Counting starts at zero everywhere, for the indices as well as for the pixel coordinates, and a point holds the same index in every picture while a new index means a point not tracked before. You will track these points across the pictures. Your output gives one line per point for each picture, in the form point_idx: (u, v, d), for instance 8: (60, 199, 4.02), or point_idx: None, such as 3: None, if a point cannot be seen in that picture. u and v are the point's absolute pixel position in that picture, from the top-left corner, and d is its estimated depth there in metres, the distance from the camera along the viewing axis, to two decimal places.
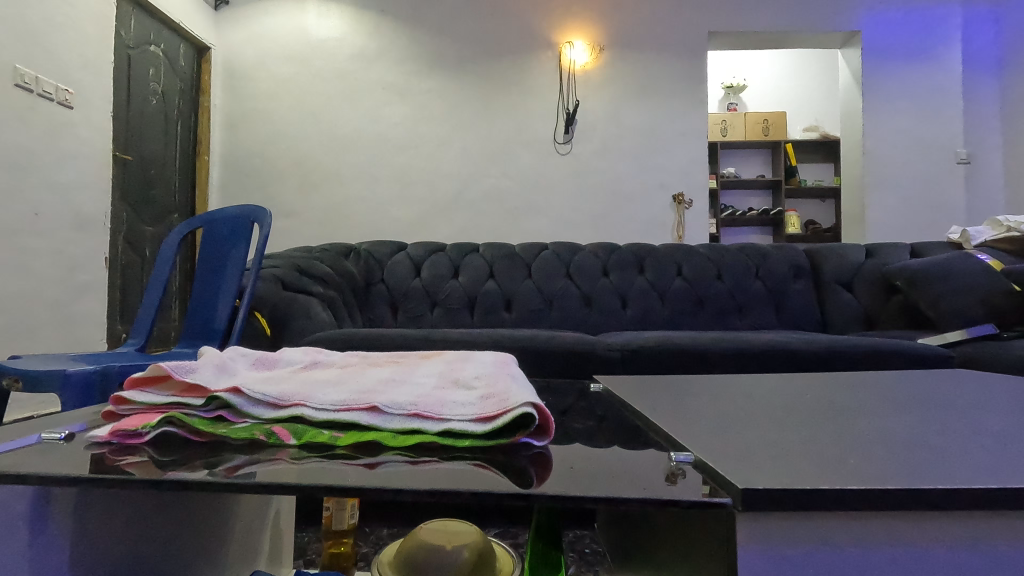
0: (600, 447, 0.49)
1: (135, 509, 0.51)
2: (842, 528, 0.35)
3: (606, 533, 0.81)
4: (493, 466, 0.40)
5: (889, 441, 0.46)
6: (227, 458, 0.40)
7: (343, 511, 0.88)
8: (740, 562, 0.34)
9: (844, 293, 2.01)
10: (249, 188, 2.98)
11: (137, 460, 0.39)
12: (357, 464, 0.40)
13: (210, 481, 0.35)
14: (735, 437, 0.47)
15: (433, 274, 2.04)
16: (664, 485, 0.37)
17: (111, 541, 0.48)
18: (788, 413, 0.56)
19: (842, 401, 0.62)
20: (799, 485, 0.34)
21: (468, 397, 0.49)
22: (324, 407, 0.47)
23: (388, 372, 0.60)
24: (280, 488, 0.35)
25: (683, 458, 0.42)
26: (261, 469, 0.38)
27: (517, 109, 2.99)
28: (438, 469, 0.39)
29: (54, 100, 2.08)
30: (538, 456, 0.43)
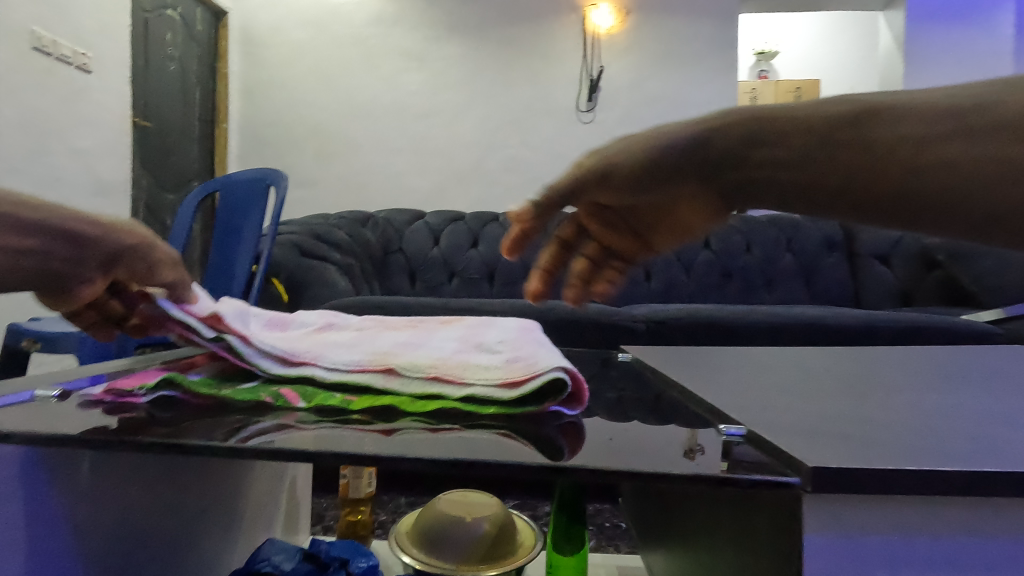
0: (636, 417, 0.44)
1: (143, 472, 0.48)
2: (929, 517, 0.30)
3: (633, 508, 0.78)
4: (520, 436, 0.36)
5: (964, 417, 0.41)
6: (233, 420, 0.37)
7: (360, 480, 0.86)
8: (806, 552, 0.30)
9: (880, 266, 1.93)
10: (268, 157, 2.96)
11: (134, 421, 0.36)
12: (372, 430, 0.36)
13: (208, 446, 0.32)
14: (785, 410, 0.42)
15: (452, 244, 2.00)
16: (716, 459, 0.33)
17: (114, 505, 0.46)
18: (848, 388, 0.50)
19: (904, 376, 0.56)
20: (878, 466, 0.30)
21: (492, 361, 0.46)
22: (337, 367, 0.43)
23: (405, 334, 0.56)
24: (287, 455, 0.31)
25: (733, 431, 0.38)
26: (268, 434, 0.34)
27: (538, 76, 2.89)
28: (460, 438, 0.35)
29: (72, 64, 2.06)
30: (568, 426, 0.39)
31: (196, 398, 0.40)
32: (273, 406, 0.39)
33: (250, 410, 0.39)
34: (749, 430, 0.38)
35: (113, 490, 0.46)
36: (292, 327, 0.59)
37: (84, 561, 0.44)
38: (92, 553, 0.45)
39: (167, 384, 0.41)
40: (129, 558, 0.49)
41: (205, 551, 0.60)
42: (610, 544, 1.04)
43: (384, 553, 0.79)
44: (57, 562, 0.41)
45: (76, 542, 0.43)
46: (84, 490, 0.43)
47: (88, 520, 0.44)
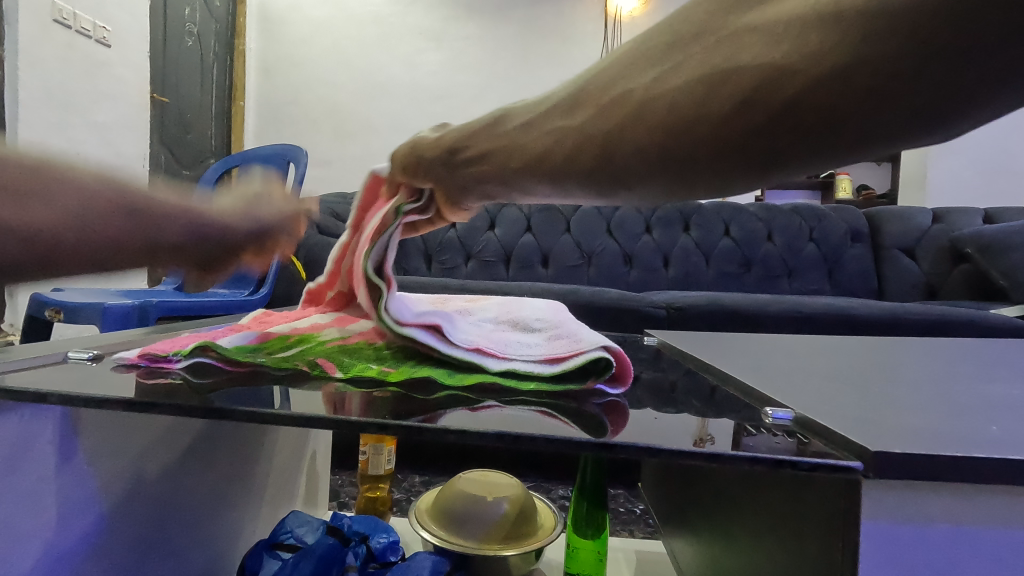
0: (675, 400, 0.43)
1: (165, 439, 0.48)
2: (997, 505, 0.29)
3: (656, 494, 0.77)
4: (563, 415, 0.35)
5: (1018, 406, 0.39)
6: (272, 388, 0.36)
7: (380, 456, 0.83)
8: (863, 539, 0.29)
9: (904, 258, 1.90)
10: (284, 135, 2.95)
11: (174, 385, 0.35)
12: (412, 402, 0.35)
13: (246, 411, 0.31)
14: (831, 398, 0.41)
15: (469, 226, 1.98)
16: (771, 444, 0.31)
17: (140, 468, 0.46)
18: (894, 376, 0.49)
19: (949, 365, 0.54)
20: (944, 454, 0.28)
21: (531, 338, 0.45)
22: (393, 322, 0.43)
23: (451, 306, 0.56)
24: (327, 423, 0.30)
25: (781, 415, 0.37)
26: (309, 401, 0.34)
27: (558, 58, 2.84)
28: (502, 414, 0.34)
29: (92, 38, 2.04)
30: (610, 404, 0.38)
31: (230, 366, 0.40)
32: (312, 375, 0.39)
33: (288, 378, 0.38)
34: (797, 413, 0.36)
35: (138, 453, 0.46)
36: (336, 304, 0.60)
37: (113, 524, 0.44)
38: (120, 516, 0.45)
39: (203, 352, 0.40)
40: (156, 522, 0.49)
41: (228, 521, 0.60)
42: (626, 529, 1.03)
43: (404, 529, 0.79)
44: (87, 522, 0.41)
45: (106, 504, 0.43)
46: (110, 452, 0.43)
47: (117, 482, 0.44)
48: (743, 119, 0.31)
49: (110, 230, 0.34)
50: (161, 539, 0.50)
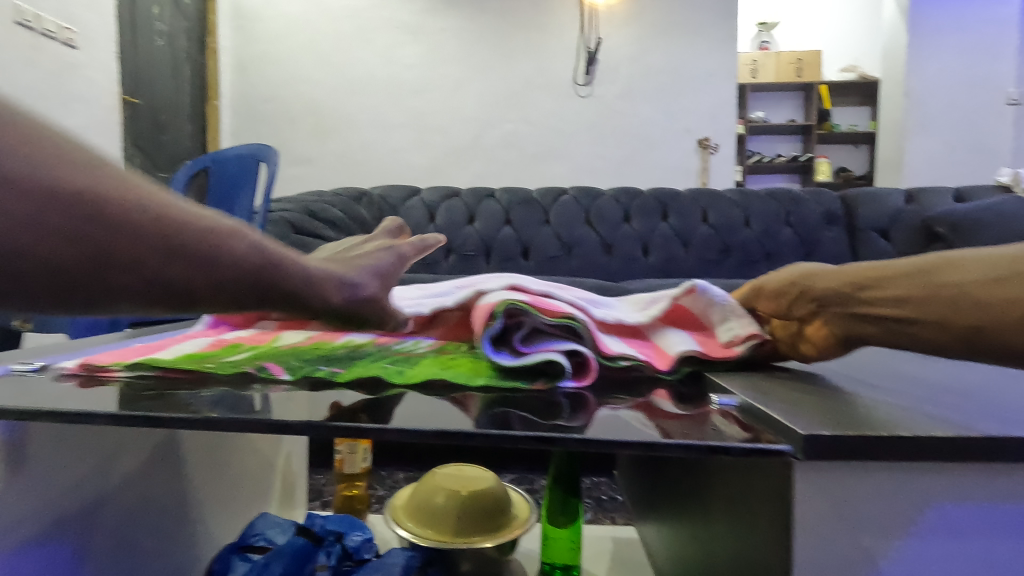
0: (628, 390, 0.44)
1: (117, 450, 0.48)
2: (925, 484, 0.30)
3: (629, 481, 0.78)
4: (511, 411, 0.35)
5: (958, 391, 0.40)
6: (213, 393, 0.36)
7: (355, 455, 0.86)
8: (797, 520, 0.30)
9: (879, 239, 1.92)
10: (261, 134, 2.91)
11: (114, 393, 0.35)
12: (358, 400, 0.36)
13: (182, 417, 0.31)
14: (780, 389, 0.42)
15: (448, 220, 1.97)
16: (710, 431, 0.32)
17: (99, 478, 0.46)
18: (842, 371, 0.51)
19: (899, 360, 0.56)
20: (870, 434, 0.29)
21: None
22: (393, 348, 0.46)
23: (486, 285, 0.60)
24: (264, 425, 0.31)
25: (726, 402, 0.38)
26: (248, 405, 0.34)
27: (536, 48, 2.83)
28: (448, 409, 0.35)
29: (57, 40, 1.99)
30: (571, 402, 0.38)
31: (172, 373, 0.40)
32: (258, 378, 0.39)
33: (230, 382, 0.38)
34: (740, 401, 0.37)
35: (96, 462, 0.45)
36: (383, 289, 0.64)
37: (72, 534, 0.44)
38: (78, 526, 0.44)
39: (147, 362, 0.40)
40: (117, 531, 0.49)
41: (195, 528, 0.60)
42: (607, 516, 1.05)
43: (379, 526, 0.80)
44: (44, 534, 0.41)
45: (65, 512, 0.43)
46: (65, 463, 0.42)
47: (75, 492, 0.43)
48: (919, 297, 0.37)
49: (240, 268, 0.31)
50: (126, 548, 0.50)
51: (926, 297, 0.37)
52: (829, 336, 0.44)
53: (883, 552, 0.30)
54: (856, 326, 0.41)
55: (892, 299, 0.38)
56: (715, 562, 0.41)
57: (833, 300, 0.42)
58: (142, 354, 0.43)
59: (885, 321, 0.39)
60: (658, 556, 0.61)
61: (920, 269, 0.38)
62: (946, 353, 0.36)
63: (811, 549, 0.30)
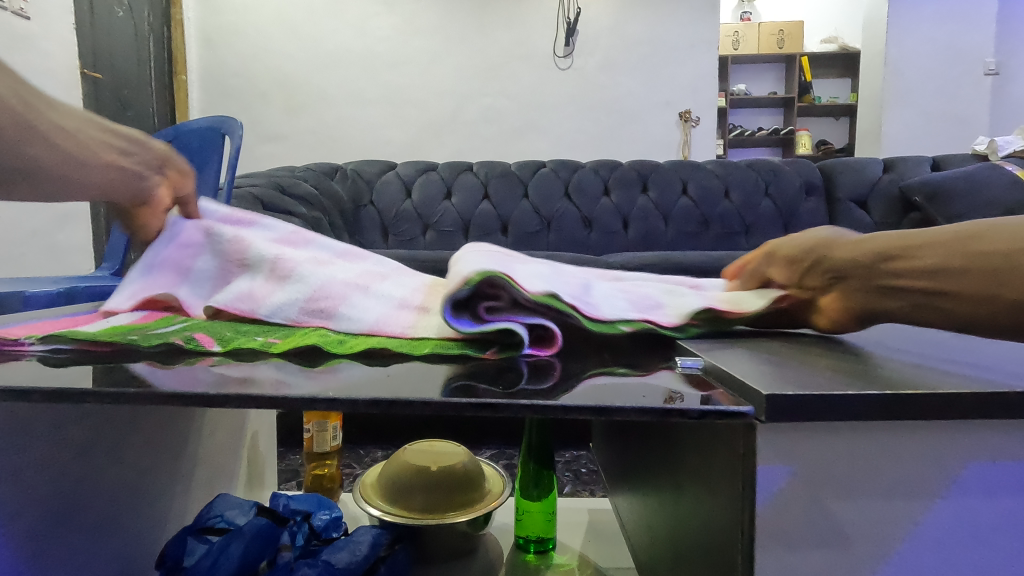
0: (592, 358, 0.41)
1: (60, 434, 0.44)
2: (891, 444, 0.28)
3: (603, 451, 0.77)
4: (461, 380, 0.33)
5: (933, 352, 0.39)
6: (138, 365, 0.34)
7: (325, 433, 0.84)
8: (760, 485, 0.28)
9: (857, 210, 1.92)
10: (232, 110, 2.81)
11: (24, 369, 0.33)
12: (288, 371, 0.34)
13: (97, 392, 0.29)
14: (749, 351, 0.40)
15: (425, 196, 1.93)
16: (669, 395, 0.30)
17: (39, 465, 0.42)
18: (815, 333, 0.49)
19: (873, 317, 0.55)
20: (837, 393, 0.28)
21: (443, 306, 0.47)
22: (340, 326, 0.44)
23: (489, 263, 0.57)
24: (179, 398, 0.29)
25: (690, 364, 0.36)
26: (169, 375, 0.32)
27: (514, 19, 2.75)
28: (390, 377, 0.33)
29: (8, 10, 1.82)
30: (528, 370, 0.36)
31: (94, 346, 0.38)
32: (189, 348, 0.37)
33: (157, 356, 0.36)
34: (703, 366, 0.35)
35: (36, 445, 0.41)
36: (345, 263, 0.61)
37: (7, 521, 0.40)
38: (15, 513, 0.40)
39: (64, 335, 0.38)
40: (63, 515, 0.45)
41: (149, 512, 0.57)
42: (585, 489, 1.05)
43: (349, 503, 0.78)
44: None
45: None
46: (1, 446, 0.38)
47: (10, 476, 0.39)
48: (953, 268, 0.33)
49: None
50: (75, 534, 0.47)
51: (959, 267, 0.33)
52: (844, 308, 0.41)
53: (850, 517, 0.29)
54: (876, 296, 0.38)
55: (927, 271, 0.34)
56: (684, 533, 0.40)
57: (856, 268, 0.39)
58: (62, 328, 0.41)
59: (914, 294, 0.35)
60: (630, 527, 0.60)
61: (959, 236, 0.34)
62: (984, 330, 0.33)
63: (775, 516, 0.28)
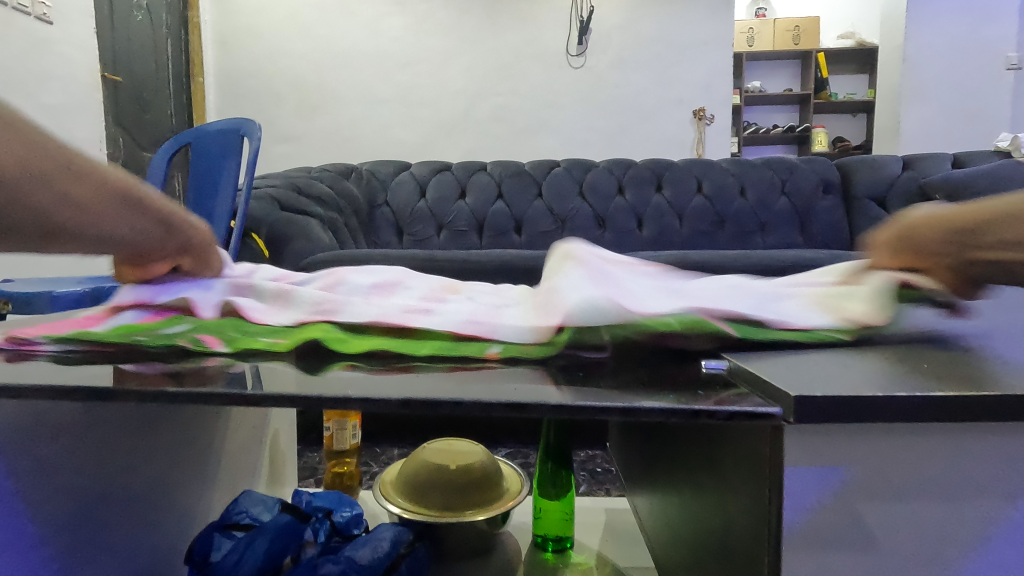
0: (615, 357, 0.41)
1: (91, 433, 0.45)
2: (918, 444, 0.28)
3: (621, 451, 0.78)
4: (480, 380, 0.34)
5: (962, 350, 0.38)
6: (153, 364, 0.36)
7: (344, 432, 0.86)
8: (786, 486, 0.28)
9: (875, 208, 1.90)
10: (248, 111, 2.84)
11: (53, 369, 0.34)
12: (305, 372, 0.35)
13: (131, 391, 0.30)
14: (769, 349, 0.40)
15: (439, 195, 1.94)
16: (696, 396, 0.30)
17: (73, 464, 0.43)
18: None
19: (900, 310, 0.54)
20: (866, 394, 0.27)
21: (469, 310, 0.47)
22: (352, 318, 0.44)
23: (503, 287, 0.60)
24: (208, 398, 0.30)
25: (715, 365, 0.36)
26: (188, 374, 0.34)
27: (527, 18, 2.75)
28: (414, 379, 0.34)
29: (31, 15, 1.86)
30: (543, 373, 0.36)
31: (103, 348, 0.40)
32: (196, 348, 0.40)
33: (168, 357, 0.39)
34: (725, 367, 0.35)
35: (64, 440, 0.42)
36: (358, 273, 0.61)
37: (33, 513, 0.40)
38: (42, 505, 0.41)
39: (75, 339, 0.40)
40: (94, 509, 0.46)
41: (175, 508, 0.58)
42: (601, 488, 1.05)
43: (369, 501, 0.79)
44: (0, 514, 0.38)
45: (25, 491, 0.39)
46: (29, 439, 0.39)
47: (38, 469, 0.40)
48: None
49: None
50: (106, 527, 0.48)
51: None
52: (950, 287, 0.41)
53: (876, 518, 0.29)
54: (970, 268, 0.39)
55: (1010, 242, 0.36)
56: (707, 533, 0.40)
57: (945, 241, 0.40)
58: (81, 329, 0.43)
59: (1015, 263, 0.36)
60: (649, 526, 0.60)
61: None
62: None
63: (802, 518, 0.28)
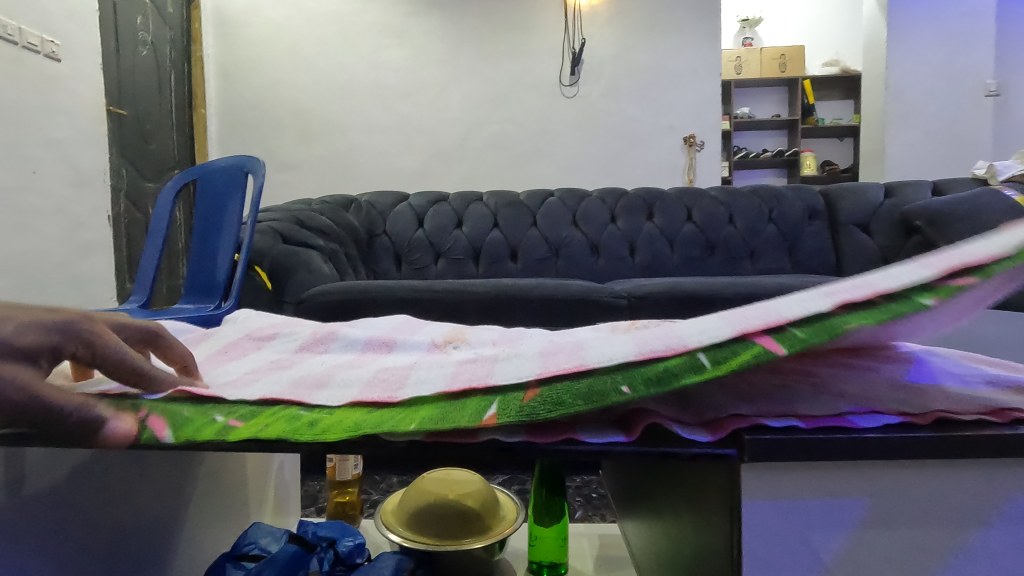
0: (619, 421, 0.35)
1: (121, 477, 0.50)
2: (859, 480, 0.32)
3: (611, 478, 0.82)
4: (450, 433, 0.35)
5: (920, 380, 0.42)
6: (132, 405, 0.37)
7: (347, 463, 0.88)
8: (746, 516, 0.32)
9: (860, 233, 1.95)
10: (249, 142, 2.91)
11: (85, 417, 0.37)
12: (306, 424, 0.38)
13: (163, 439, 0.34)
14: None
15: (436, 225, 1.99)
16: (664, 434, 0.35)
17: (104, 506, 0.48)
18: None
19: None
20: (812, 436, 0.32)
21: (447, 368, 0.42)
22: (318, 400, 0.38)
23: (504, 338, 0.62)
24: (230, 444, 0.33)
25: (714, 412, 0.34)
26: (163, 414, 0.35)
27: (521, 50, 2.85)
28: None
29: (40, 53, 1.94)
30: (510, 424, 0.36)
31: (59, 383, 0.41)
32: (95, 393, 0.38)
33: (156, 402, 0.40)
34: (720, 398, 0.35)
35: (81, 487, 0.46)
36: (345, 330, 0.61)
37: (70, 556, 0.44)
38: (77, 548, 0.45)
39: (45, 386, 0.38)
40: (114, 545, 0.50)
41: (188, 541, 0.62)
42: (596, 514, 1.07)
43: (371, 531, 0.82)
44: (28, 560, 0.40)
45: (64, 536, 0.44)
46: (52, 486, 0.42)
47: (67, 514, 0.44)
48: None
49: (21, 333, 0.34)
50: (129, 560, 0.52)
51: None
52: None
53: (826, 543, 0.33)
54: None
55: None
56: (684, 558, 0.43)
57: None
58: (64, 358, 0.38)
59: None
60: (636, 548, 0.65)
61: None
62: None
63: (761, 544, 0.32)
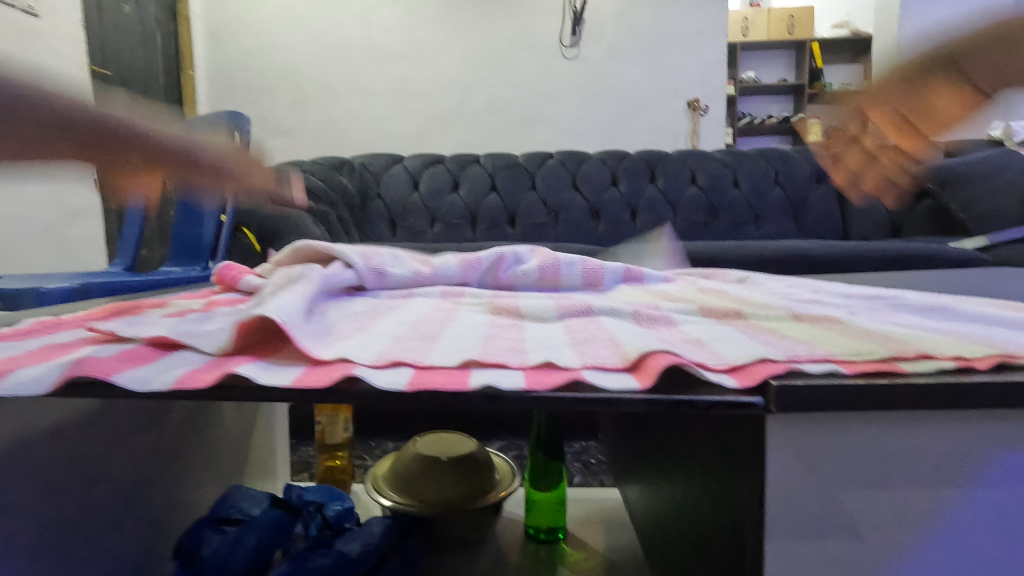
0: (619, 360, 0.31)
1: (87, 449, 0.46)
2: (898, 433, 0.28)
3: (612, 442, 0.79)
4: (433, 376, 0.30)
5: (966, 324, 0.38)
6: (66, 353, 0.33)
7: (336, 425, 0.85)
8: (770, 473, 0.28)
9: (868, 197, 1.90)
10: (238, 104, 2.81)
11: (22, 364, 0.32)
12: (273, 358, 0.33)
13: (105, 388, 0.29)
14: (767, 322, 0.39)
15: (432, 188, 1.93)
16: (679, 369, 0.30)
17: (65, 484, 0.43)
18: None
19: (899, 291, 0.54)
20: (850, 384, 0.28)
21: None
22: None
23: (547, 279, 0.63)
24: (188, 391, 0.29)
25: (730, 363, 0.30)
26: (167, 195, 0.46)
27: (521, 8, 2.73)
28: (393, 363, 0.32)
29: (18, 7, 1.75)
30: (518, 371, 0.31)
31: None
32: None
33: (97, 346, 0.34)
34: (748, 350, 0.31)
35: (48, 449, 0.41)
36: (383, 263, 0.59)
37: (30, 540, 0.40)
38: (38, 530, 0.41)
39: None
40: (81, 513, 0.46)
41: (161, 507, 0.58)
42: (595, 478, 1.05)
43: (361, 494, 0.79)
44: None
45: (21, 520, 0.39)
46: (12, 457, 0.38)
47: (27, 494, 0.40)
48: None
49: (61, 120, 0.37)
50: (96, 524, 0.48)
51: None
52: None
53: (859, 506, 0.29)
54: None
55: None
56: (692, 524, 0.40)
57: None
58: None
59: None
60: (637, 511, 0.62)
61: None
62: None
63: (787, 509, 0.29)
